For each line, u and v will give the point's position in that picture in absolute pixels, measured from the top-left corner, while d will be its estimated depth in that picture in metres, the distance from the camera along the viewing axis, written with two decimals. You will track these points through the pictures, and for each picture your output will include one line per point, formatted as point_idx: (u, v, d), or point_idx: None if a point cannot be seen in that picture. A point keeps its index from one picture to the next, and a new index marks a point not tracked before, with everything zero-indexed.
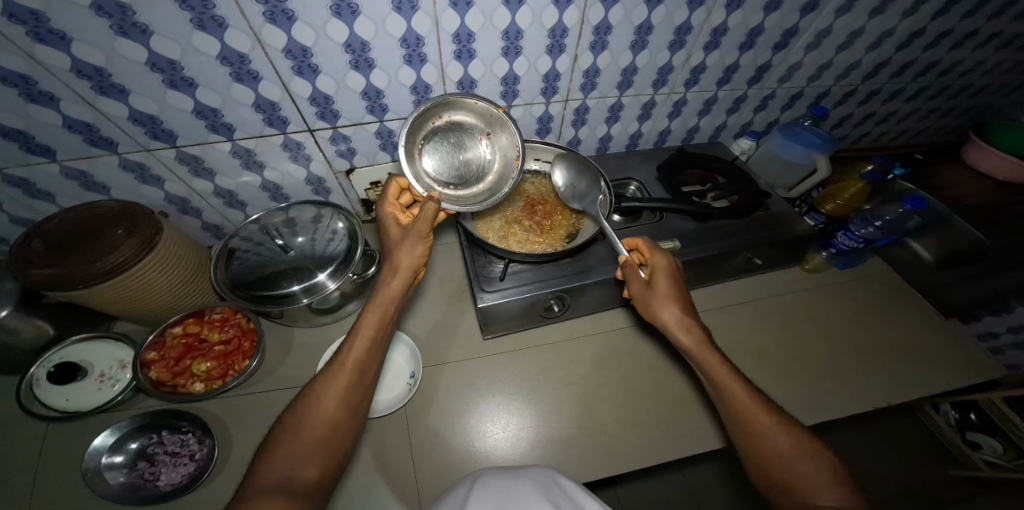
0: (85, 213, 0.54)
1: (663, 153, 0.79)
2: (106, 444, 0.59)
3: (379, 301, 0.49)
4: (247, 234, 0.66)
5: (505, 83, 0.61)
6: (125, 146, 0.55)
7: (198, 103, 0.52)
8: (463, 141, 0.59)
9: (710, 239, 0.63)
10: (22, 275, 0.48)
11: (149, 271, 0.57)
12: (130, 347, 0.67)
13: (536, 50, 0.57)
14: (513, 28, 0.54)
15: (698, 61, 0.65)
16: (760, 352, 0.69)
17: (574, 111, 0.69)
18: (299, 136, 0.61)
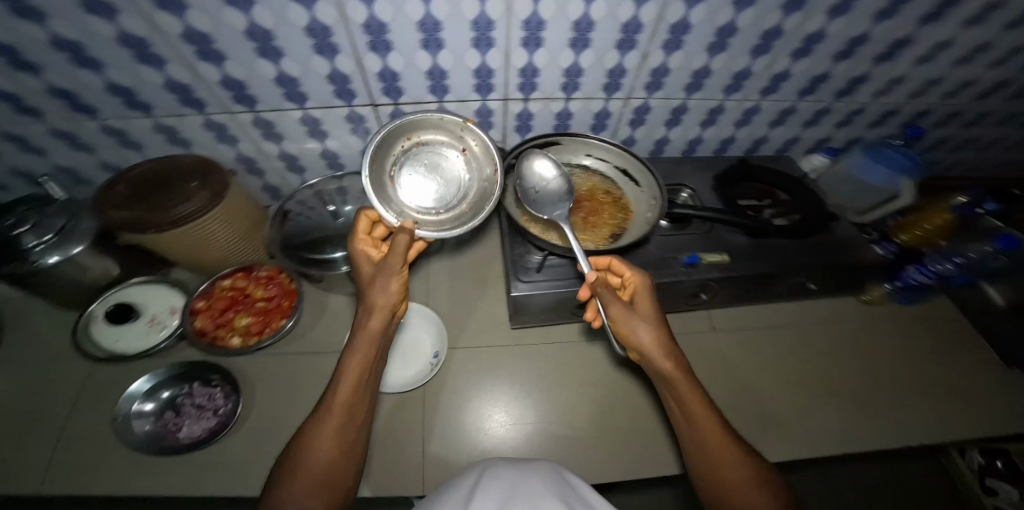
0: (169, 164, 0.58)
1: (722, 162, 0.75)
2: (143, 388, 0.64)
3: (362, 346, 0.47)
4: (303, 198, 0.70)
5: (567, 75, 0.60)
6: (213, 107, 0.58)
7: (281, 71, 0.54)
8: (439, 159, 0.62)
9: (761, 256, 0.60)
10: (106, 214, 0.52)
11: (212, 224, 0.60)
12: (180, 295, 0.71)
13: (605, 44, 0.55)
14: (586, 18, 0.52)
15: (783, 68, 0.61)
16: (791, 375, 0.66)
17: (635, 111, 0.67)
18: (364, 110, 0.63)
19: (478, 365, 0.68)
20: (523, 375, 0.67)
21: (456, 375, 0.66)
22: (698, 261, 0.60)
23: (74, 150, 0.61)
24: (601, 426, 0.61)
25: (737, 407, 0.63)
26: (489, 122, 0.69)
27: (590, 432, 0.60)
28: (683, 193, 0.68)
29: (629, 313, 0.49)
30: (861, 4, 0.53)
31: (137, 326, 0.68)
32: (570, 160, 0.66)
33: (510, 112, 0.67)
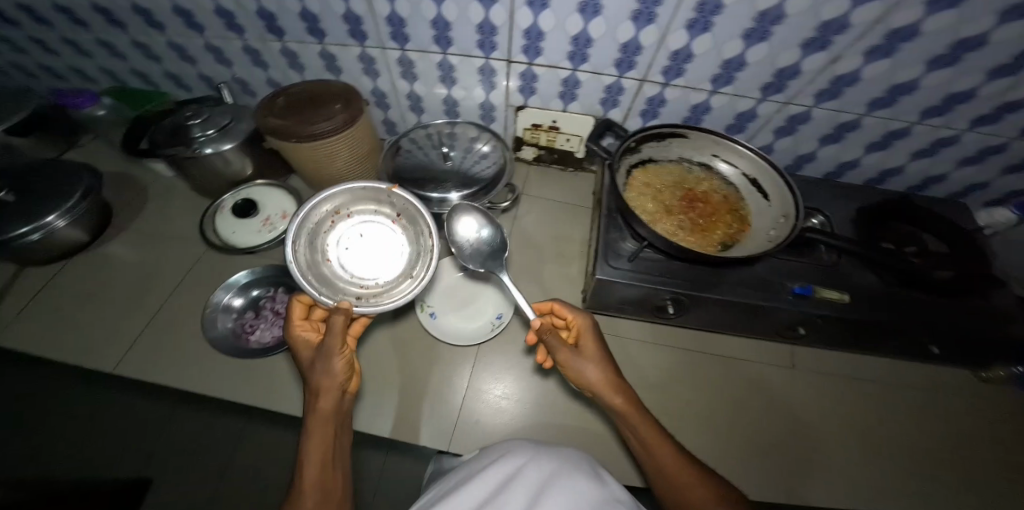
0: (319, 85, 0.65)
1: (874, 193, 0.66)
2: (241, 281, 0.73)
3: (317, 428, 0.42)
4: (416, 138, 0.73)
5: (725, 67, 0.55)
6: (372, 42, 0.63)
7: (438, 14, 0.57)
8: (379, 228, 0.58)
9: (885, 305, 0.55)
10: (264, 119, 0.60)
11: (337, 146, 0.66)
12: (292, 203, 0.77)
13: (784, 42, 0.50)
14: (775, 11, 0.46)
15: (1018, 97, 0.50)
16: (856, 427, 0.62)
17: (789, 118, 0.61)
18: (497, 64, 0.64)
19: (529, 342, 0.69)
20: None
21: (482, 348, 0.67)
22: (812, 293, 0.55)
23: (254, 64, 0.70)
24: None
25: (779, 443, 0.60)
26: (615, 101, 0.65)
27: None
28: (814, 220, 0.60)
29: (576, 353, 0.50)
30: None
31: (253, 223, 0.75)
32: (692, 156, 0.62)
33: (641, 96, 0.63)
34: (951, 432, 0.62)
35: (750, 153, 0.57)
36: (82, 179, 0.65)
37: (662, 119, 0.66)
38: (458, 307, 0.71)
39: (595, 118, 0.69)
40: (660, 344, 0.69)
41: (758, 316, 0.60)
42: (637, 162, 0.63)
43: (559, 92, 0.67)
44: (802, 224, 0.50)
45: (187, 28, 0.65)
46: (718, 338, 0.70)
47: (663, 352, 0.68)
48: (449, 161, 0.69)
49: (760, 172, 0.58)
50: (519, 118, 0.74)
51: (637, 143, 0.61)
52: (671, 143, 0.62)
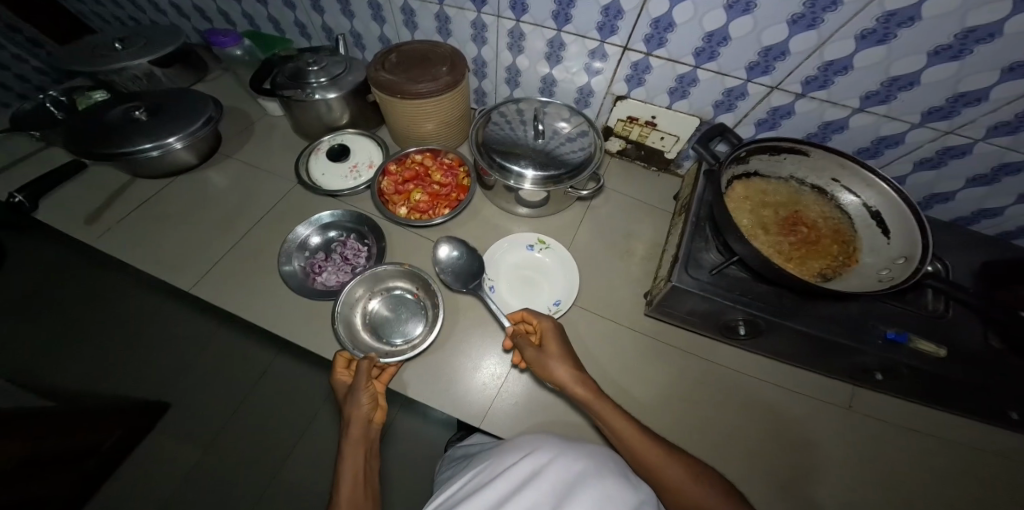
0: (430, 46, 0.65)
1: (1010, 247, 0.60)
2: (320, 220, 0.77)
3: (348, 453, 0.53)
4: (507, 112, 0.72)
5: (886, 85, 0.51)
6: (489, 8, 0.62)
7: None
8: (402, 300, 0.73)
9: (986, 367, 0.51)
10: (375, 73, 0.62)
11: (436, 107, 0.67)
12: (379, 156, 0.80)
13: (984, 64, 0.45)
14: (989, 28, 0.42)
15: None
16: (907, 483, 0.59)
17: (943, 150, 0.55)
18: (611, 49, 0.61)
19: (582, 330, 0.69)
20: (626, 358, 0.67)
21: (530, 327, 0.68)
22: (906, 342, 0.52)
23: (373, 20, 0.72)
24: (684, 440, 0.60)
25: (813, 473, 0.59)
26: (730, 106, 0.62)
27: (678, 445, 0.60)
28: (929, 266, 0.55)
29: (542, 354, 0.56)
30: None
31: (342, 167, 0.78)
32: (805, 176, 0.60)
33: (764, 104, 0.59)
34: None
35: (880, 183, 0.53)
36: (205, 107, 0.70)
37: (780, 131, 0.62)
38: (520, 286, 0.72)
39: (699, 120, 0.66)
40: (712, 360, 0.68)
41: (836, 353, 0.58)
42: (740, 173, 0.60)
43: (669, 88, 0.64)
44: (926, 269, 0.47)
45: None
46: (779, 368, 0.68)
47: (713, 369, 0.67)
48: (539, 140, 0.67)
49: (884, 208, 0.54)
50: (616, 108, 0.71)
51: (748, 153, 0.58)
52: (785, 159, 0.59)
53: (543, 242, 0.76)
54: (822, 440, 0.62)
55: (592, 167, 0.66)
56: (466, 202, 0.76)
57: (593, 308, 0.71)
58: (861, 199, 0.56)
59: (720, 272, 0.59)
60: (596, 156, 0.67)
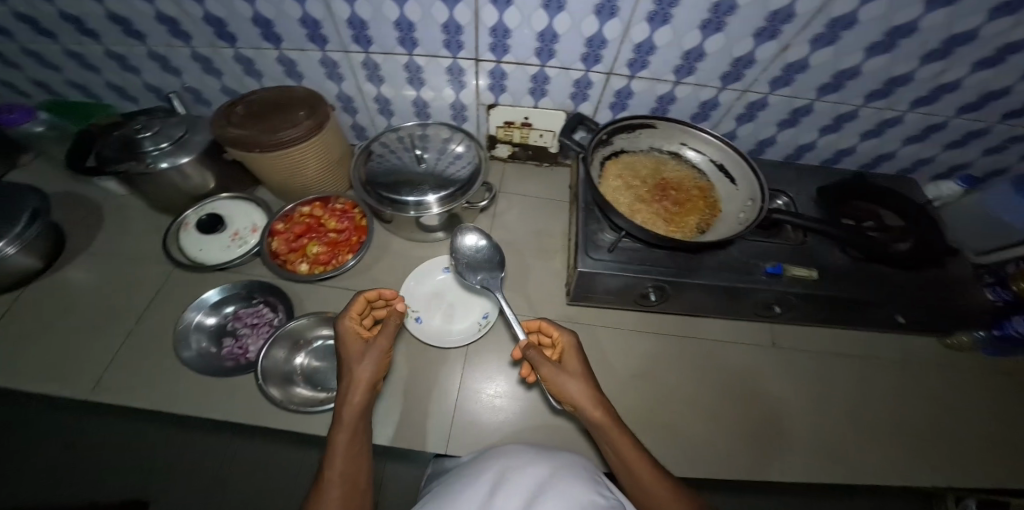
0: (283, 91, 0.61)
1: (833, 172, 0.68)
2: (210, 300, 0.70)
3: (343, 421, 0.41)
4: (386, 141, 0.70)
5: (686, 58, 0.56)
6: (333, 45, 0.60)
7: (403, 15, 0.55)
8: (332, 349, 0.68)
9: (852, 280, 0.57)
10: (221, 128, 0.56)
11: (307, 151, 0.63)
12: (263, 216, 0.75)
13: (742, 30, 0.51)
14: (727, 2, 0.48)
15: (953, 78, 0.53)
16: (827, 403, 0.63)
17: (749, 105, 0.62)
18: (465, 63, 0.63)
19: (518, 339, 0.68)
20: None
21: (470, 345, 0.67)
22: (783, 272, 0.57)
23: (206, 72, 0.68)
24: (647, 413, 0.61)
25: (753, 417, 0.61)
26: (584, 95, 0.66)
27: (642, 423, 0.60)
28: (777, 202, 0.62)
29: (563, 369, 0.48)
30: None
31: (221, 237, 0.72)
32: (660, 145, 0.65)
33: (609, 88, 0.64)
34: (922, 401, 0.64)
35: (715, 140, 0.61)
36: (26, 201, 0.62)
37: (630, 110, 0.67)
38: (446, 312, 0.71)
39: (565, 113, 0.70)
40: (645, 332, 0.70)
41: (737, 297, 0.61)
42: (609, 154, 0.64)
43: (529, 88, 0.66)
44: (767, 206, 0.54)
45: (126, 37, 0.62)
46: (702, 324, 0.71)
47: (649, 341, 0.69)
48: (423, 164, 0.66)
49: (724, 159, 0.62)
50: (492, 117, 0.73)
51: (608, 134, 0.63)
52: (641, 134, 0.65)
53: None
54: (763, 378, 0.66)
55: (481, 179, 0.66)
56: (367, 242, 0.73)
57: (519, 311, 0.71)
58: (708, 155, 0.63)
59: (617, 249, 0.61)
60: (482, 167, 0.67)
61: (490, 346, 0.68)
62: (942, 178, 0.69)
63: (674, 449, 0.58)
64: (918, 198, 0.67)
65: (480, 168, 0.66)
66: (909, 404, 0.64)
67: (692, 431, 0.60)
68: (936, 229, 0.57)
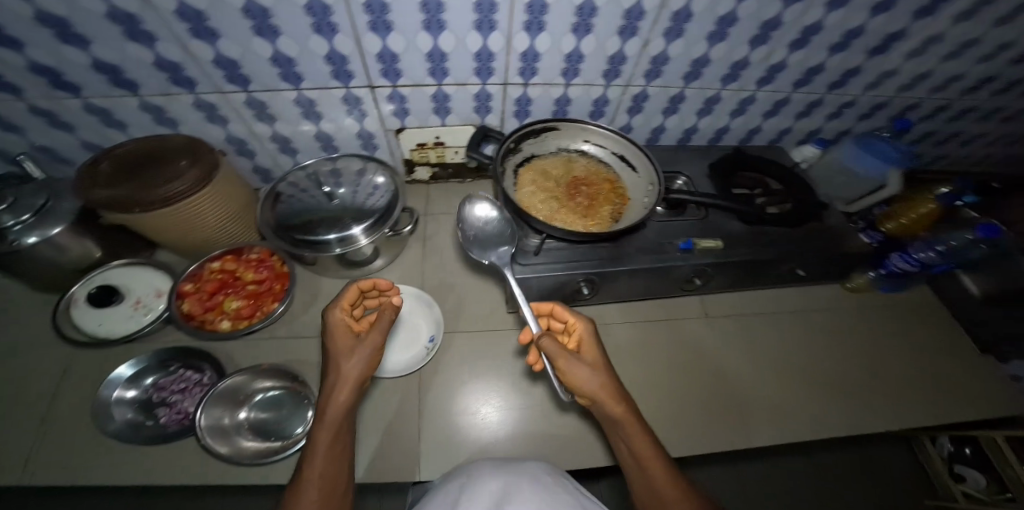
0: (158, 143, 0.57)
1: (717, 150, 0.75)
2: (125, 375, 0.63)
3: (327, 422, 0.40)
4: (295, 180, 0.67)
5: (568, 61, 0.59)
6: (204, 86, 0.56)
7: (278, 51, 0.52)
8: (275, 398, 0.64)
9: (754, 244, 0.61)
10: (87, 193, 0.51)
11: (201, 203, 0.59)
12: (168, 279, 0.71)
13: (607, 31, 0.55)
14: (588, 4, 0.51)
15: (781, 58, 0.60)
16: (778, 362, 0.67)
17: (634, 98, 0.66)
18: (360, 91, 0.61)
19: (479, 354, 0.67)
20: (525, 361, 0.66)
21: (435, 368, 0.65)
22: (693, 246, 0.61)
23: (54, 127, 0.59)
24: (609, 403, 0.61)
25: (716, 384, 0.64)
26: (487, 107, 0.67)
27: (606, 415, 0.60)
28: (678, 181, 0.69)
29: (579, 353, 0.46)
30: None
31: (119, 310, 0.66)
32: (568, 145, 0.69)
33: (508, 98, 0.65)
34: (851, 344, 0.70)
35: (613, 133, 0.66)
36: None
37: (532, 116, 0.69)
38: (388, 343, 0.67)
39: (475, 126, 0.70)
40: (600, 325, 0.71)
41: (662, 277, 0.64)
42: (520, 161, 0.66)
43: (433, 108, 0.66)
44: (662, 190, 0.60)
45: None
46: (646, 306, 0.73)
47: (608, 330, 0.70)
48: (334, 199, 0.64)
49: (626, 150, 0.66)
50: (403, 142, 0.72)
51: (516, 143, 0.65)
52: (547, 138, 0.68)
53: None
54: (709, 349, 0.68)
55: (399, 207, 0.65)
56: (291, 287, 0.70)
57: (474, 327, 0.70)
58: (611, 148, 0.67)
59: (542, 251, 0.62)
60: (400, 196, 0.67)
61: (448, 365, 0.65)
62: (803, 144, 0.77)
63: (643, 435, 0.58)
64: (786, 162, 0.73)
65: (396, 197, 0.65)
66: (842, 348, 0.69)
67: (667, 412, 0.60)
68: (807, 187, 0.66)
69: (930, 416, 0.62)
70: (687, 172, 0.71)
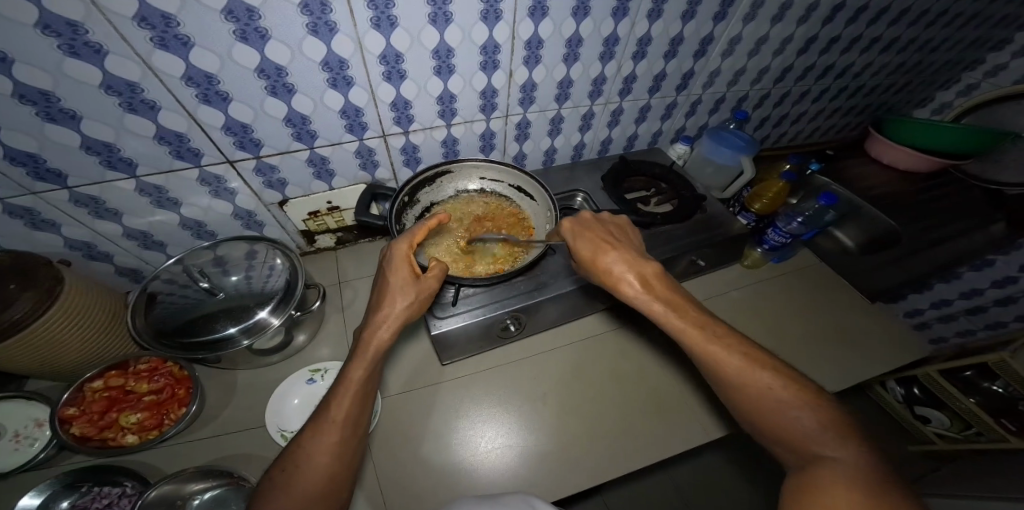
0: None
1: (606, 161, 0.80)
2: (34, 503, 0.50)
3: (366, 355, 0.45)
4: (171, 276, 0.58)
5: (441, 103, 0.60)
6: (6, 189, 0.45)
7: (87, 137, 0.44)
8: (221, 495, 0.55)
9: (657, 245, 0.65)
10: None
11: (55, 330, 0.49)
12: (47, 404, 0.59)
13: (470, 69, 0.57)
14: (442, 47, 0.52)
15: (629, 70, 0.66)
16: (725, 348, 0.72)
17: (517, 126, 0.69)
18: (217, 168, 0.54)
19: (456, 398, 0.66)
20: (500, 399, 0.67)
21: (416, 418, 0.63)
22: None
23: None
24: (556, 433, 0.63)
25: (664, 389, 0.69)
26: (374, 162, 0.65)
27: (554, 448, 0.61)
28: (580, 195, 0.74)
29: (605, 248, 0.53)
30: (669, 7, 0.58)
31: None
32: (464, 186, 0.70)
33: (393, 149, 0.64)
34: (781, 314, 0.75)
35: (501, 167, 0.68)
36: None
37: (424, 162, 0.69)
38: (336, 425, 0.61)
39: (366, 183, 0.68)
40: (555, 353, 0.73)
41: (582, 292, 0.66)
42: (419, 212, 0.66)
43: (313, 173, 0.62)
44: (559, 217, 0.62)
45: None
46: (589, 323, 0.78)
47: (565, 357, 0.73)
48: (218, 294, 0.56)
49: (518, 179, 0.69)
50: (291, 213, 0.66)
51: (411, 195, 0.65)
52: (442, 182, 0.68)
53: (318, 369, 0.66)
54: (640, 358, 0.73)
55: (302, 281, 0.59)
56: (197, 387, 0.59)
57: (439, 380, 0.68)
58: (505, 180, 0.69)
59: (460, 300, 0.61)
60: (301, 270, 0.60)
61: (429, 396, 0.66)
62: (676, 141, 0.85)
63: (584, 467, 0.60)
64: (666, 161, 0.81)
65: (297, 273, 0.59)
66: (774, 319, 0.75)
67: (628, 428, 0.64)
68: (686, 182, 0.74)
69: (835, 372, 0.68)
70: (584, 187, 0.76)
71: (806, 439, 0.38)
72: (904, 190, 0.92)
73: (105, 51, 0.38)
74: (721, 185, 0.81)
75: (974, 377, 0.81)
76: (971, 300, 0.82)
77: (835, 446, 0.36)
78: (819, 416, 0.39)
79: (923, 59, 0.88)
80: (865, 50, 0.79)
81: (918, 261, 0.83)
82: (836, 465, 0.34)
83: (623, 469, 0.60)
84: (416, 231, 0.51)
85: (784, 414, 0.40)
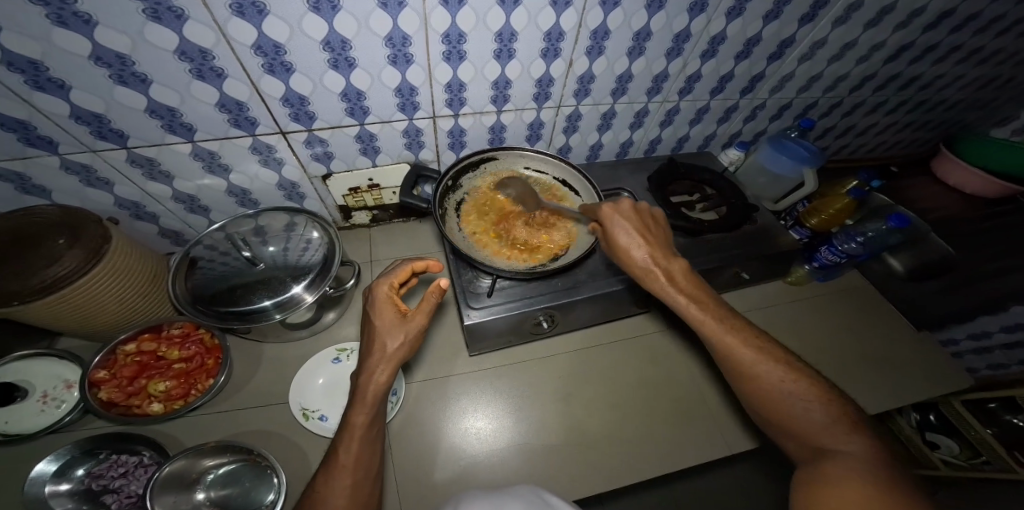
0: (22, 219, 0.46)
1: (653, 162, 0.78)
2: (51, 469, 0.50)
3: (366, 400, 0.39)
4: (213, 242, 0.57)
5: (496, 88, 0.58)
6: (68, 145, 0.45)
7: (153, 102, 0.44)
8: (234, 471, 0.55)
9: (701, 254, 0.63)
10: None
11: (100, 288, 0.49)
12: (79, 365, 0.59)
13: (532, 53, 0.54)
14: (507, 29, 0.50)
15: (695, 69, 0.63)
16: None
17: (568, 118, 0.67)
18: (270, 138, 0.53)
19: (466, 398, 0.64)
20: (513, 396, 0.65)
21: (428, 408, 0.63)
22: None
23: None
24: (573, 432, 0.62)
25: (685, 400, 0.68)
26: (419, 142, 0.63)
27: (568, 450, 0.60)
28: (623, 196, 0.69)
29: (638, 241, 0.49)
30: (752, 6, 0.55)
31: (26, 407, 0.55)
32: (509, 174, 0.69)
33: (440, 131, 0.62)
34: (818, 334, 0.73)
35: (551, 158, 0.66)
36: None
37: (469, 146, 0.67)
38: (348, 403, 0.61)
39: (409, 163, 0.66)
40: (573, 352, 0.72)
41: (622, 294, 0.64)
42: (460, 197, 0.64)
43: (359, 149, 0.60)
44: None
45: None
46: (612, 327, 0.76)
47: (582, 359, 0.71)
48: (258, 265, 0.55)
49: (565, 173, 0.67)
50: (332, 188, 0.66)
51: (455, 179, 0.64)
52: (487, 168, 0.67)
53: (346, 349, 0.66)
54: (664, 367, 0.72)
55: (339, 257, 0.58)
56: (228, 358, 0.59)
57: (455, 372, 0.67)
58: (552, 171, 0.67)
59: (495, 291, 0.60)
60: (339, 245, 0.59)
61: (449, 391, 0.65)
62: (727, 146, 0.83)
63: (595, 471, 0.58)
64: (716, 167, 0.78)
65: (335, 247, 0.58)
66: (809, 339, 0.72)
67: (639, 437, 0.63)
68: (737, 190, 0.71)
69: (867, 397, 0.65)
70: (629, 186, 0.73)
71: (818, 433, 0.37)
72: (960, 216, 0.88)
73: (185, 16, 0.37)
74: (774, 196, 0.78)
75: (998, 409, 0.69)
76: (1012, 335, 0.73)
77: (846, 440, 0.35)
78: (839, 419, 0.37)
79: (1006, 77, 0.82)
80: (948, 66, 0.75)
81: (969, 291, 0.80)
82: (844, 456, 0.34)
83: (631, 482, 0.58)
84: (400, 271, 0.45)
85: (797, 409, 0.39)
